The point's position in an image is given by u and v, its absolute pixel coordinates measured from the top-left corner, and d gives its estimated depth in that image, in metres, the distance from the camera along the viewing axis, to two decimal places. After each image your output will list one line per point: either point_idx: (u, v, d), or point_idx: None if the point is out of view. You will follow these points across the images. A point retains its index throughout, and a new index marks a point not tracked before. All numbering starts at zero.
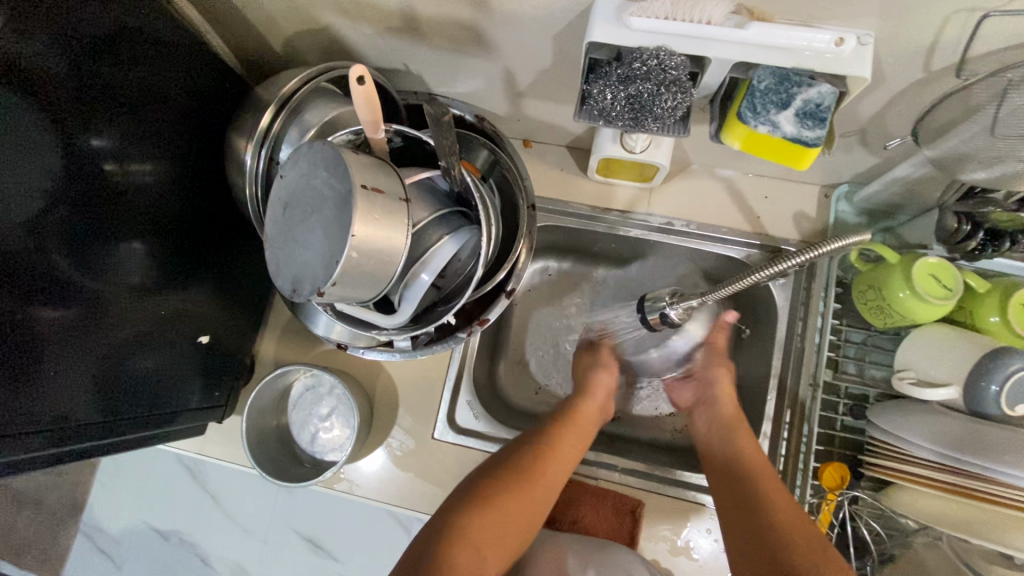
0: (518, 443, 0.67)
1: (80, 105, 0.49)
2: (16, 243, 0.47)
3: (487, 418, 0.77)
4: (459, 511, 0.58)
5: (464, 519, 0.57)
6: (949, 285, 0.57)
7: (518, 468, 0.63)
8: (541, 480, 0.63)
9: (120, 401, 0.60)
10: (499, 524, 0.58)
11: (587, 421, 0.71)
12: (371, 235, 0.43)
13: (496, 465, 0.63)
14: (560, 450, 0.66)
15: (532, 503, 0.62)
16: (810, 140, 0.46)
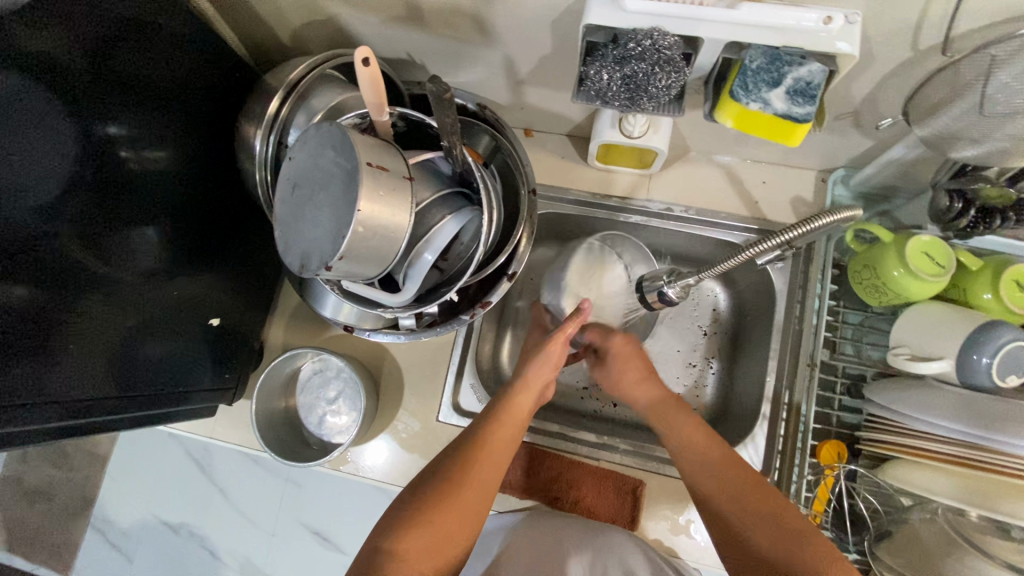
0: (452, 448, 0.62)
1: (97, 91, 0.52)
2: (21, 226, 0.48)
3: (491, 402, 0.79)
4: (392, 533, 0.54)
5: (396, 542, 0.53)
6: (943, 263, 0.58)
7: (448, 475, 0.58)
8: (474, 481, 0.59)
9: (133, 379, 0.62)
10: (436, 538, 0.54)
11: (522, 409, 0.67)
12: (378, 211, 0.45)
13: (428, 476, 0.59)
14: (493, 447, 0.62)
15: (473, 503, 0.57)
16: (800, 116, 0.48)
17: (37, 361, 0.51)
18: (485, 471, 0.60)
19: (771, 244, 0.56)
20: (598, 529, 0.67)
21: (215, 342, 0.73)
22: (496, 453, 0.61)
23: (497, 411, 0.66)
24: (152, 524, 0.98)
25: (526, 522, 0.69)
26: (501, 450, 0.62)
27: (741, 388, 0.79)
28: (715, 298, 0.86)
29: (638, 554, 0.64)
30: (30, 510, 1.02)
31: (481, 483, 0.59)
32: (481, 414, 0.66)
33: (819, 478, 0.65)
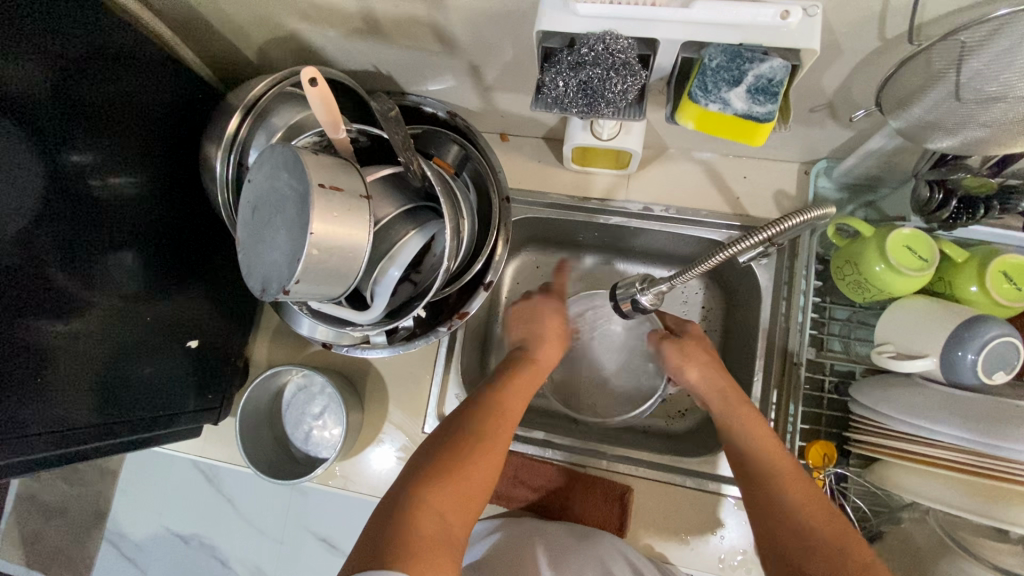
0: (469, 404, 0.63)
1: (59, 121, 0.51)
2: (10, 259, 0.49)
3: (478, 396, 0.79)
4: (416, 486, 0.53)
5: (424, 495, 0.52)
6: (925, 255, 0.56)
7: (465, 434, 0.58)
8: (493, 439, 0.59)
9: (118, 405, 0.62)
10: (463, 494, 0.54)
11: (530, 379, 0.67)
12: (331, 231, 0.45)
13: (443, 433, 0.59)
14: (507, 408, 0.62)
15: (493, 460, 0.57)
16: (762, 115, 0.46)
17: (23, 389, 0.52)
18: (502, 433, 0.60)
19: (754, 241, 0.54)
20: (584, 536, 0.66)
21: (199, 360, 0.73)
22: (508, 414, 0.62)
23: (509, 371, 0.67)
24: (159, 537, 0.99)
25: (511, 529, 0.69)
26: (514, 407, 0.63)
27: None
28: (704, 296, 0.84)
29: (618, 557, 0.63)
30: (44, 527, 1.05)
31: (497, 443, 0.59)
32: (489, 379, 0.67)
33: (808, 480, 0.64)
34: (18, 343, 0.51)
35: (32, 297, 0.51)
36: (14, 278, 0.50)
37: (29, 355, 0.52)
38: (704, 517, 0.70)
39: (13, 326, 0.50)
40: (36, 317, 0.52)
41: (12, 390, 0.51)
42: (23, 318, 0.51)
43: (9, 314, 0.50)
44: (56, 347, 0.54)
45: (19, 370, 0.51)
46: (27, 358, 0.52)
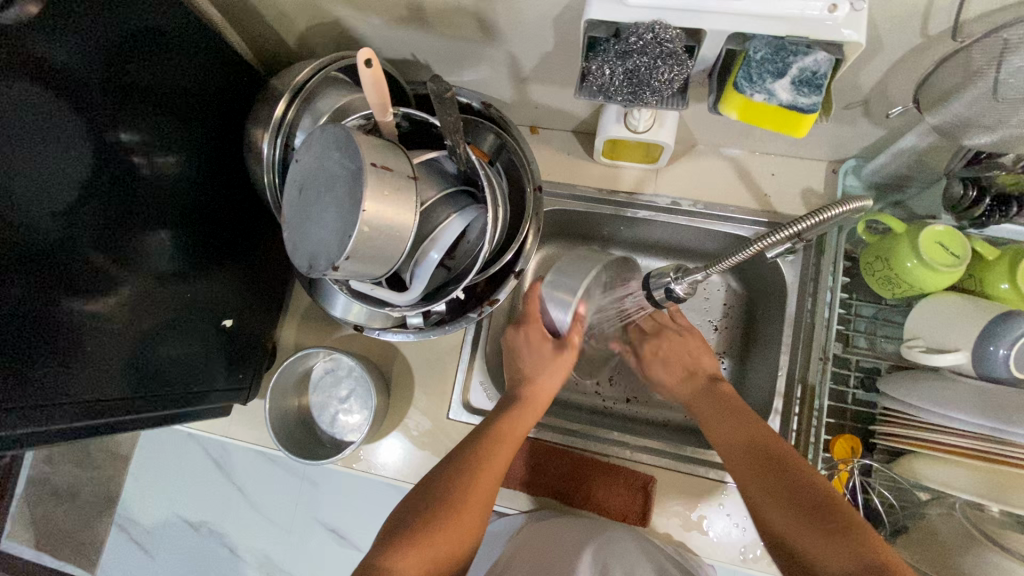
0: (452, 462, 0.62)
1: (111, 98, 0.53)
2: (52, 232, 0.50)
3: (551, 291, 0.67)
4: (384, 551, 0.53)
5: (390, 559, 0.51)
6: (957, 252, 0.57)
7: (442, 494, 0.57)
8: (473, 497, 0.58)
9: (150, 380, 0.63)
10: (431, 555, 0.53)
11: (517, 429, 0.66)
12: (383, 210, 0.46)
13: (421, 493, 0.59)
14: (492, 463, 0.61)
15: (467, 519, 0.56)
16: (807, 106, 0.47)
17: (66, 360, 0.53)
18: (485, 486, 0.59)
19: (780, 237, 0.56)
20: (610, 529, 0.67)
21: (231, 341, 0.75)
22: (492, 467, 0.61)
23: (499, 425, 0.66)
24: (177, 519, 1.00)
25: (534, 523, 0.69)
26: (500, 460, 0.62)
27: (754, 382, 0.78)
28: (726, 292, 0.85)
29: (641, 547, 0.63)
30: (56, 508, 1.05)
31: (476, 500, 0.58)
32: (477, 429, 0.66)
33: (833, 473, 0.64)
34: (61, 315, 0.52)
35: (69, 275, 0.52)
36: (56, 252, 0.51)
37: (68, 327, 0.53)
38: (726, 510, 0.70)
39: (55, 298, 0.51)
40: (73, 294, 0.53)
41: (51, 364, 0.52)
42: (62, 294, 0.52)
43: (54, 286, 0.51)
44: (94, 323, 0.55)
45: (61, 344, 0.52)
46: (70, 330, 0.53)
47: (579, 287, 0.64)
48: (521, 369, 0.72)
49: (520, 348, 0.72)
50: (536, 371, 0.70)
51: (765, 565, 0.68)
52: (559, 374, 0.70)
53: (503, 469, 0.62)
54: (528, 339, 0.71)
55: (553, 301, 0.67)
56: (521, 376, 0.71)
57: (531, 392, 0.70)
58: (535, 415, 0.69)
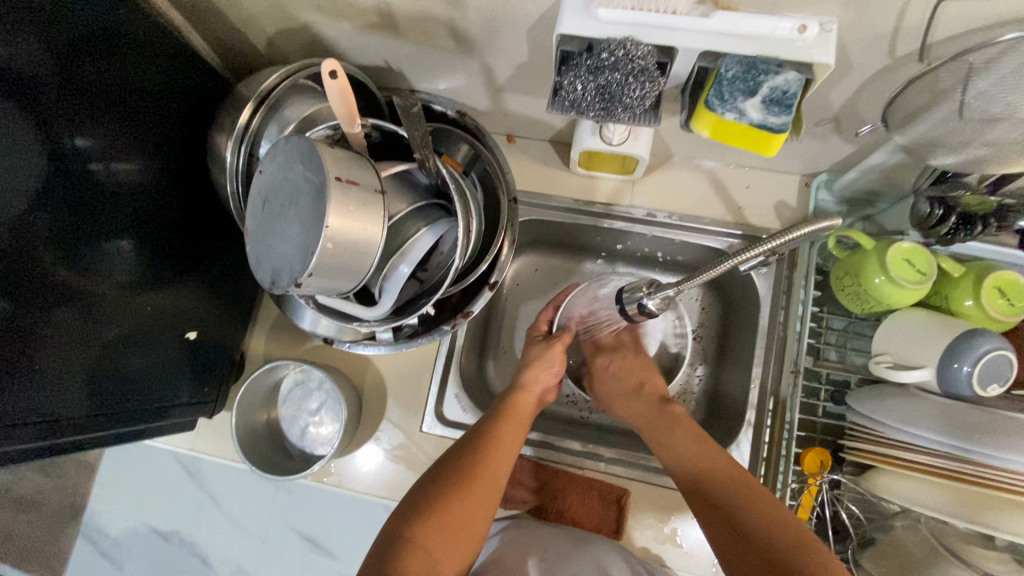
0: (464, 441, 0.64)
1: (64, 103, 0.50)
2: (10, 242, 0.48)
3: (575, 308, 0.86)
4: (406, 523, 0.55)
5: (411, 531, 0.54)
6: (924, 270, 0.57)
7: (455, 470, 0.59)
8: (485, 477, 0.60)
9: (109, 396, 0.61)
10: (451, 526, 0.55)
11: (523, 410, 0.68)
12: (347, 226, 0.44)
13: (436, 473, 0.60)
14: (502, 442, 0.63)
15: (482, 499, 0.58)
16: (776, 126, 0.46)
17: (24, 375, 0.51)
18: (497, 468, 0.61)
19: (758, 253, 0.54)
20: (580, 541, 0.66)
21: (195, 352, 0.72)
22: (502, 444, 0.63)
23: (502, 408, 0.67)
24: (142, 530, 0.97)
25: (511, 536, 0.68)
26: (509, 439, 0.64)
27: (727, 394, 0.79)
28: (701, 303, 0.85)
29: (618, 560, 0.63)
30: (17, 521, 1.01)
31: (490, 475, 0.60)
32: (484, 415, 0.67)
33: (803, 486, 0.65)
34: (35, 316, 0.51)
35: (34, 285, 0.50)
36: (14, 262, 0.48)
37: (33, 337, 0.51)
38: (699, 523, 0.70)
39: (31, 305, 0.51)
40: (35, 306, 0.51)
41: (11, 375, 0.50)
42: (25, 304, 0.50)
43: (23, 297, 0.50)
44: (57, 333, 0.54)
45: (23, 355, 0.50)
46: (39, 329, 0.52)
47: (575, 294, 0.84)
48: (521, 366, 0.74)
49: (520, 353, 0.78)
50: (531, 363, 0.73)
51: None
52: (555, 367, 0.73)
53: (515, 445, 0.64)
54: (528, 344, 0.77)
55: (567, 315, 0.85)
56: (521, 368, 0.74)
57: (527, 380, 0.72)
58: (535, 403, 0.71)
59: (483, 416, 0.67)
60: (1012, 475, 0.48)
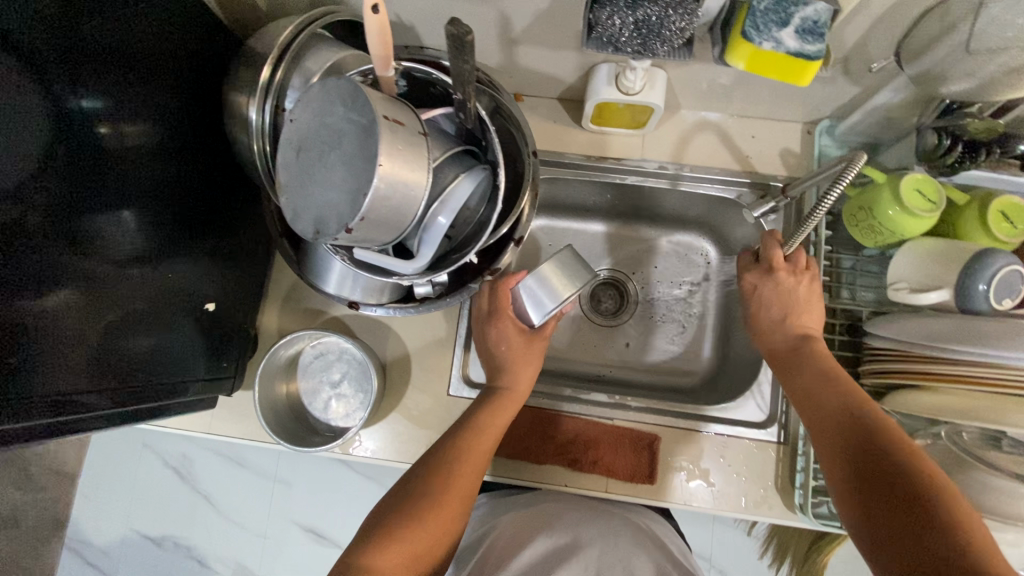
0: (427, 457, 0.61)
1: (66, 58, 0.47)
2: (6, 215, 0.43)
3: (540, 280, 0.64)
4: (363, 549, 0.53)
5: (368, 557, 0.52)
6: (933, 199, 0.60)
7: (420, 489, 0.57)
8: (454, 493, 0.58)
9: (125, 376, 0.57)
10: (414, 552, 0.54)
11: (496, 424, 0.64)
12: (397, 168, 0.43)
13: (400, 490, 0.59)
14: (470, 458, 0.61)
15: (446, 523, 0.57)
16: (812, 54, 0.48)
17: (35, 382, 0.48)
18: (465, 480, 0.59)
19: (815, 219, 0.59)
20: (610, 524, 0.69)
21: (208, 329, 0.69)
22: (472, 461, 0.61)
23: (471, 421, 0.64)
24: None
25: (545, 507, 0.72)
26: (479, 455, 0.61)
27: (742, 339, 0.82)
28: (708, 256, 0.89)
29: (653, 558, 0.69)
30: None
31: (457, 495, 0.58)
32: (456, 422, 0.65)
33: None
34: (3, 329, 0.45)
35: (32, 267, 0.46)
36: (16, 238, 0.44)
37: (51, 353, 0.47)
38: (725, 461, 0.72)
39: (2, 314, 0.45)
40: (34, 297, 0.46)
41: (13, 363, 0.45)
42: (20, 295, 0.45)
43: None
44: (65, 316, 0.50)
45: (18, 367, 0.46)
46: (23, 349, 0.46)
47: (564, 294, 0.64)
48: (495, 362, 0.69)
49: (496, 342, 0.68)
50: (514, 363, 0.68)
51: (766, 510, 0.71)
52: (535, 364, 0.69)
53: (483, 462, 0.62)
54: (502, 333, 0.67)
55: (531, 297, 0.65)
56: (497, 368, 0.69)
57: (511, 383, 0.68)
58: (514, 407, 0.67)
59: (450, 428, 0.64)
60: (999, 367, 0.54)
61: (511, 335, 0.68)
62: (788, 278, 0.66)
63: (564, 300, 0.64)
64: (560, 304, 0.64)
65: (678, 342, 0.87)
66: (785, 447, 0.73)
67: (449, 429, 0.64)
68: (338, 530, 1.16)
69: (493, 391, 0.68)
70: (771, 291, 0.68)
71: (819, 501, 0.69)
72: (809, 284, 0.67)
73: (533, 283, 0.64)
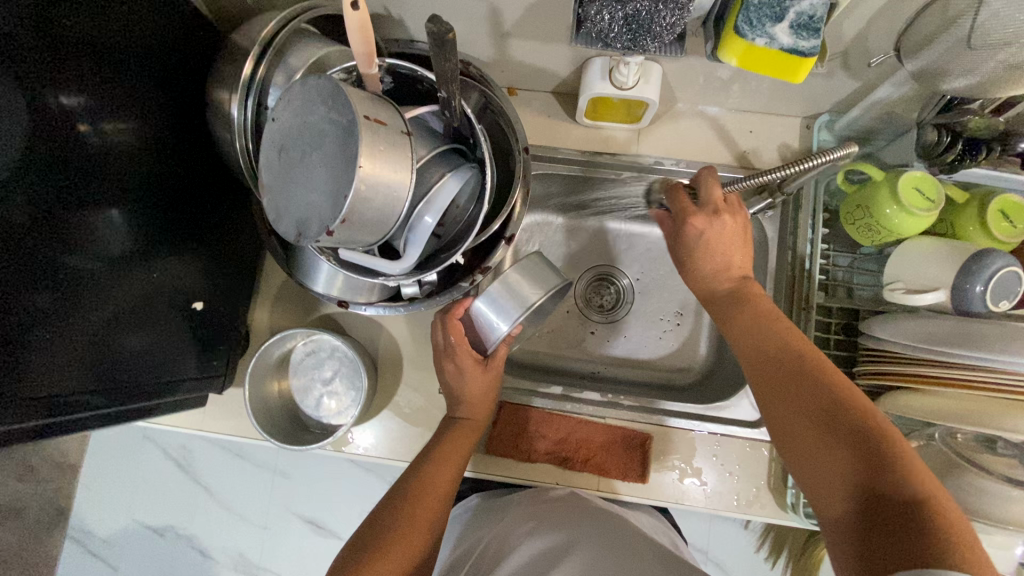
0: (391, 495, 0.60)
1: (44, 56, 0.46)
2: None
3: (504, 287, 0.60)
4: None
5: None
6: (932, 197, 0.59)
7: (386, 526, 0.57)
8: (419, 523, 0.57)
9: (113, 376, 0.57)
10: None
11: (457, 453, 0.64)
12: (378, 168, 0.42)
13: (368, 526, 0.58)
14: (433, 489, 0.60)
15: (414, 553, 0.56)
16: (807, 50, 0.46)
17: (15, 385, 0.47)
18: (431, 507, 0.59)
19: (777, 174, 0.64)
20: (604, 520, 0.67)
21: (197, 326, 0.68)
22: (434, 490, 0.60)
23: (431, 454, 0.63)
24: None
25: (535, 509, 0.69)
26: (441, 484, 0.61)
27: None
28: None
29: None
30: None
31: (422, 526, 0.57)
32: (418, 455, 0.64)
33: None
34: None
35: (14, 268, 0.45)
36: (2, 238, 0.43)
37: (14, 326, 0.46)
38: (718, 459, 0.72)
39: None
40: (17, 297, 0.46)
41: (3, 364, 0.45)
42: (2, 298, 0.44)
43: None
44: (44, 322, 0.49)
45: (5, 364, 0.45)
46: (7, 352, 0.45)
47: (529, 298, 0.60)
48: (454, 395, 0.67)
49: (452, 376, 0.66)
50: (470, 394, 0.66)
51: (759, 508, 0.70)
52: (492, 390, 0.68)
53: (447, 489, 0.61)
54: (460, 368, 0.65)
55: (495, 305, 0.61)
56: (457, 401, 0.67)
57: (470, 413, 0.67)
58: (473, 437, 0.67)
59: (412, 464, 0.64)
60: (976, 369, 0.54)
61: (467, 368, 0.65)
62: (717, 221, 0.61)
63: (529, 305, 0.60)
64: (527, 310, 0.60)
65: (673, 339, 0.86)
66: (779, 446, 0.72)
67: (408, 467, 0.64)
68: (336, 522, 1.16)
69: (453, 421, 0.67)
70: (716, 241, 0.61)
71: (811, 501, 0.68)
72: (737, 222, 0.62)
73: (496, 290, 0.61)
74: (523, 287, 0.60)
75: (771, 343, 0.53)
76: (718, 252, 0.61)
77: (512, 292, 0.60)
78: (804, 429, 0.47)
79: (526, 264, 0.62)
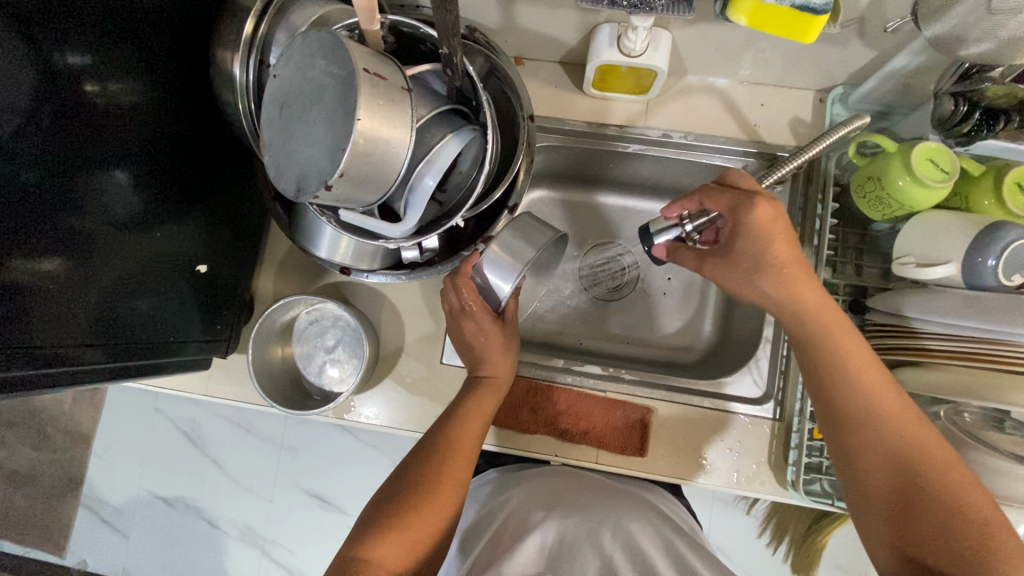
0: (419, 450, 0.61)
1: (50, 14, 0.46)
2: None
3: (503, 245, 0.60)
4: (363, 541, 0.53)
5: (369, 548, 0.52)
6: (946, 169, 0.57)
7: (416, 480, 0.57)
8: (448, 480, 0.58)
9: (120, 337, 0.58)
10: (414, 537, 0.53)
11: (483, 409, 0.65)
12: (375, 123, 0.42)
13: (395, 483, 0.58)
14: (462, 446, 0.61)
15: (446, 506, 0.57)
16: (819, 7, 0.45)
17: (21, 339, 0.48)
18: (459, 468, 0.60)
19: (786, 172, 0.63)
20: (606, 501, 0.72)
21: (203, 291, 0.69)
22: (464, 447, 0.61)
23: (457, 411, 0.64)
24: None
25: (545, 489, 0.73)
26: (468, 440, 0.62)
27: (740, 316, 0.81)
28: None
29: (649, 526, 0.69)
30: None
31: (452, 482, 0.58)
32: (444, 412, 0.65)
33: None
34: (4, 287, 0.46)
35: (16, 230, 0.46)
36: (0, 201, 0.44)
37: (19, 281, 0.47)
38: (719, 434, 0.72)
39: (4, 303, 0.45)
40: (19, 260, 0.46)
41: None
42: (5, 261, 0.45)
43: None
44: (50, 284, 0.50)
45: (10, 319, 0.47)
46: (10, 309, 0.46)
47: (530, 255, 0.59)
48: (471, 353, 0.68)
49: (471, 333, 0.67)
50: (489, 351, 0.67)
51: (759, 485, 0.70)
52: (513, 348, 0.68)
53: (474, 446, 0.62)
54: (479, 326, 0.66)
55: (496, 266, 0.60)
56: (476, 359, 0.67)
57: (492, 370, 0.67)
58: (499, 393, 0.67)
59: (439, 420, 0.65)
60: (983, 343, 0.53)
61: (484, 323, 0.66)
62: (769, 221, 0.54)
63: (528, 261, 0.59)
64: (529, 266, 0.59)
65: (678, 317, 0.86)
66: (782, 423, 0.72)
67: (433, 425, 0.64)
68: (341, 496, 1.18)
69: (477, 380, 0.67)
70: (773, 246, 0.54)
71: (810, 479, 0.67)
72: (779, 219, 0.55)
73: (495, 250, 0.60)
74: (522, 243, 0.60)
75: (880, 415, 0.52)
76: (787, 258, 0.54)
77: (511, 250, 0.60)
78: (917, 526, 0.48)
79: (526, 221, 0.61)
